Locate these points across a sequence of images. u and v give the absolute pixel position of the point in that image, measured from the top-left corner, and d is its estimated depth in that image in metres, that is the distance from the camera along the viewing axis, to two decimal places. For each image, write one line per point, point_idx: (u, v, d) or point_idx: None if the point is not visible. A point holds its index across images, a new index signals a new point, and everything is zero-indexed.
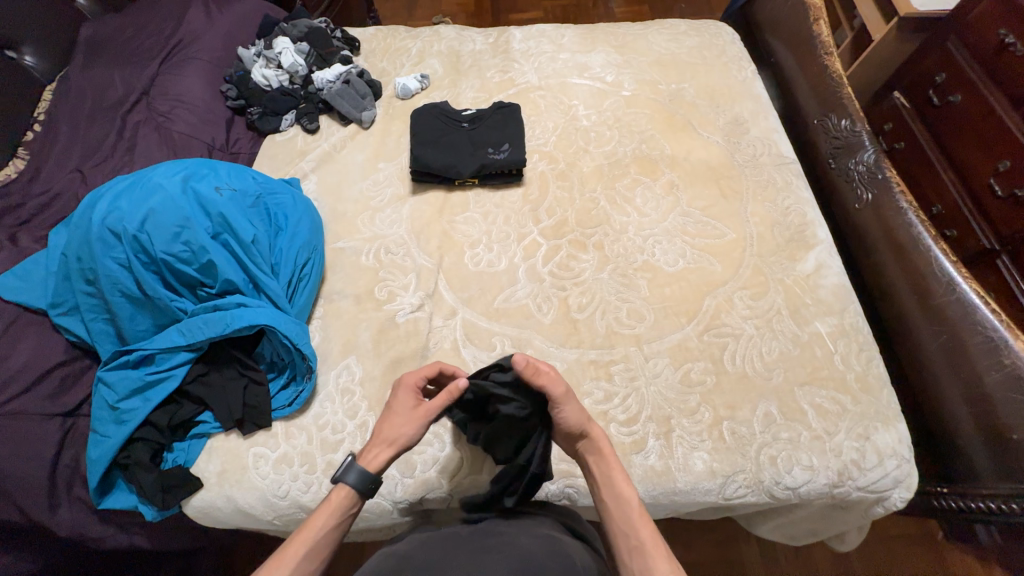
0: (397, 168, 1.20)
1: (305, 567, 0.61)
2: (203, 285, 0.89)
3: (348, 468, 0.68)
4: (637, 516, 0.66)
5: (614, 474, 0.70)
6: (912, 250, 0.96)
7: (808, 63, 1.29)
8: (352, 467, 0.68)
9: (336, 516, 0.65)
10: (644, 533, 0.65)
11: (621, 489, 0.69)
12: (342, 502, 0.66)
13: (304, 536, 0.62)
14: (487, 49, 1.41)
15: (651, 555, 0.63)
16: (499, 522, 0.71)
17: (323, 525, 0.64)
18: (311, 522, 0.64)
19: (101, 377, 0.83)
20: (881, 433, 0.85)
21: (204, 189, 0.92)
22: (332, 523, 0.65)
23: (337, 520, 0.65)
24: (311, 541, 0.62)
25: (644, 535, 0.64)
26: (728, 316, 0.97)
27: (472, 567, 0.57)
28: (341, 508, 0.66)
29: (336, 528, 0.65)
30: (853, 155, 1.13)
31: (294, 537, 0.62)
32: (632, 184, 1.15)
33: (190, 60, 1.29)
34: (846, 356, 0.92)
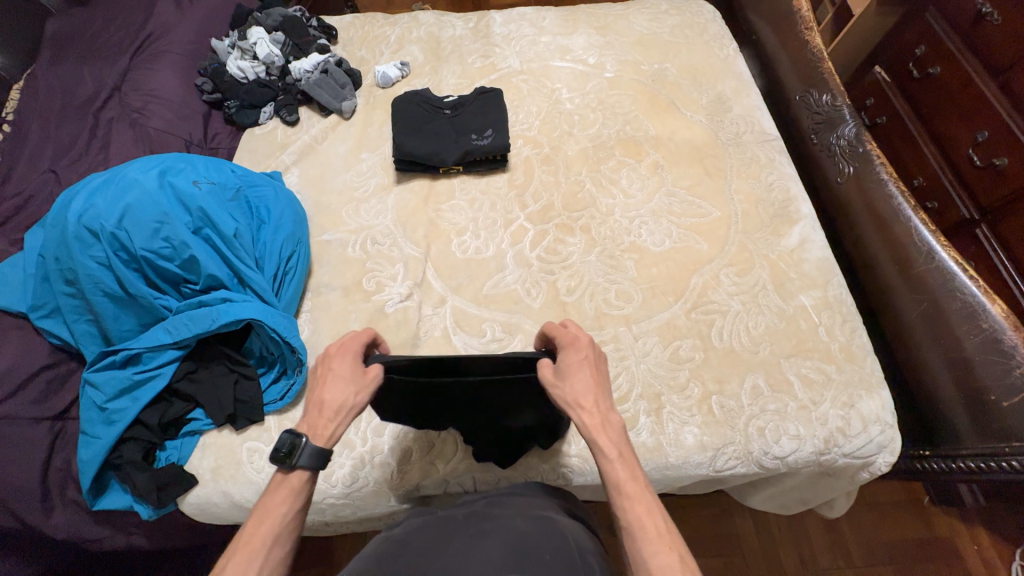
0: (380, 158, 1.18)
1: (276, 554, 0.58)
2: (187, 281, 0.88)
3: (300, 452, 0.61)
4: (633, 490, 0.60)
5: (604, 454, 0.62)
6: (892, 221, 0.98)
7: (789, 40, 1.29)
8: (306, 450, 0.61)
9: (298, 499, 0.62)
10: (636, 507, 0.58)
11: (609, 469, 0.61)
12: (301, 484, 0.62)
13: (271, 524, 0.59)
14: (468, 34, 1.39)
15: (639, 534, 0.57)
16: (492, 503, 0.71)
17: (288, 510, 0.60)
18: (273, 510, 0.60)
19: (87, 378, 0.82)
20: (865, 401, 0.87)
21: (181, 184, 0.90)
22: (296, 507, 0.61)
23: (300, 501, 0.62)
24: (278, 528, 0.59)
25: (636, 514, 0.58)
26: (715, 293, 0.98)
27: (461, 555, 0.57)
28: (303, 489, 0.62)
29: (301, 511, 0.62)
30: (834, 130, 1.14)
31: (256, 527, 0.58)
32: (617, 166, 1.15)
33: (162, 53, 1.25)
34: (830, 328, 0.94)
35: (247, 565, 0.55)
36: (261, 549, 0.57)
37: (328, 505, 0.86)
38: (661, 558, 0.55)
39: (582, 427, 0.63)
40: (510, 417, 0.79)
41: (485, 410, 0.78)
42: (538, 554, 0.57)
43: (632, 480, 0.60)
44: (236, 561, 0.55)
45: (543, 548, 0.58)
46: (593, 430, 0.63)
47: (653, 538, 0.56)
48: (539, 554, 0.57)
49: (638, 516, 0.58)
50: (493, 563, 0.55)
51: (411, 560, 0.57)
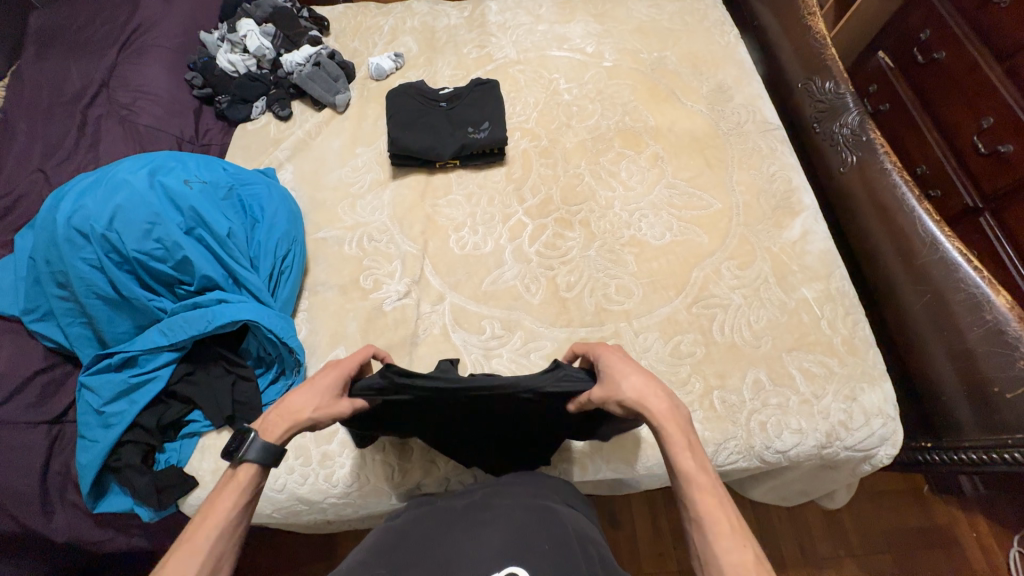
0: (375, 153, 1.16)
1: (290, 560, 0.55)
2: (181, 282, 0.86)
3: (248, 444, 0.60)
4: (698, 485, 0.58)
5: (673, 441, 0.61)
6: (896, 212, 0.97)
7: (791, 26, 1.26)
8: (255, 444, 0.60)
9: (245, 495, 0.58)
10: (704, 497, 0.57)
11: (680, 460, 0.60)
12: (248, 479, 0.59)
13: (216, 517, 0.55)
14: (463, 23, 1.36)
15: (711, 533, 0.54)
16: (493, 493, 0.69)
17: (232, 505, 0.57)
18: (218, 504, 0.57)
19: (82, 382, 0.82)
20: (867, 394, 0.87)
21: (172, 183, 0.89)
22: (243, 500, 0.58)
23: (246, 498, 0.58)
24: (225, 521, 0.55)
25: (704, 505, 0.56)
26: (716, 287, 0.97)
27: (459, 546, 0.56)
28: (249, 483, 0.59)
29: (247, 505, 0.58)
30: (837, 119, 1.12)
31: (201, 521, 0.54)
32: (617, 158, 1.13)
33: (150, 47, 1.22)
34: (832, 321, 0.93)
35: (189, 560, 0.52)
36: (205, 541, 0.53)
37: (330, 505, 0.86)
38: (732, 555, 0.52)
39: (651, 415, 0.62)
40: (508, 428, 0.76)
41: (505, 424, 0.75)
42: (537, 545, 0.56)
43: (702, 471, 0.59)
44: (177, 557, 0.52)
45: (542, 538, 0.57)
46: (663, 418, 0.62)
47: (724, 533, 0.54)
48: (538, 545, 0.56)
49: (709, 508, 0.56)
50: (490, 553, 0.54)
51: (408, 552, 0.56)
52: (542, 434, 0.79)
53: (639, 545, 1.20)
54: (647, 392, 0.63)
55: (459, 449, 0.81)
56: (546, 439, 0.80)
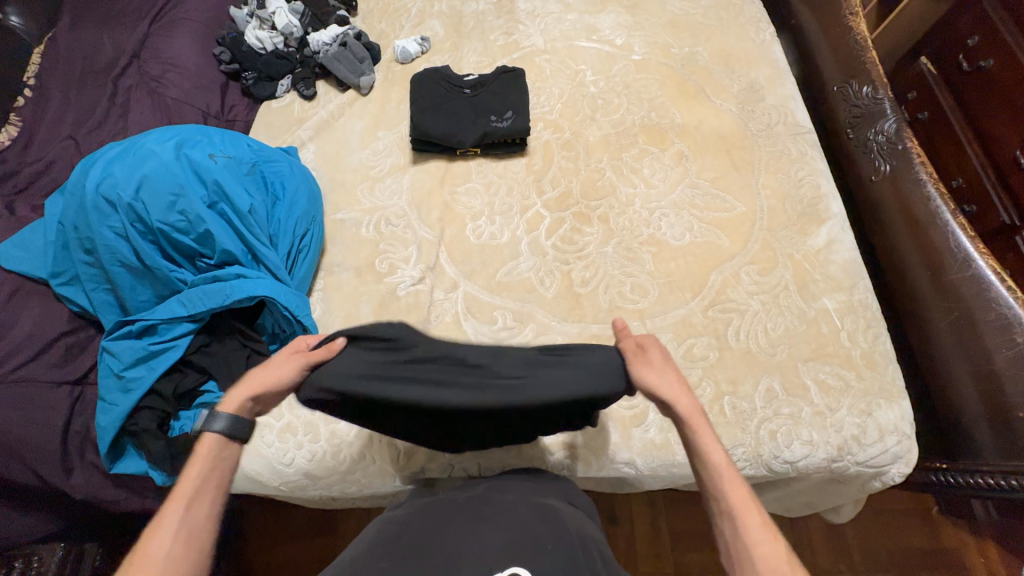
0: (396, 137, 1.16)
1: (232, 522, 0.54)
2: (202, 255, 0.86)
3: (211, 418, 0.59)
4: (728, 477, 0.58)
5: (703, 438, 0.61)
6: (928, 225, 0.94)
7: (832, 26, 1.22)
8: (218, 415, 0.59)
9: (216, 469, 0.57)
10: (736, 492, 0.57)
11: (708, 454, 0.60)
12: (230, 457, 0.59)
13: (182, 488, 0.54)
14: (491, 9, 1.34)
15: (743, 520, 0.55)
16: (494, 487, 0.70)
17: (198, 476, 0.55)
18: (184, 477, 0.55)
19: (106, 346, 0.85)
20: (884, 410, 0.85)
21: (197, 156, 0.87)
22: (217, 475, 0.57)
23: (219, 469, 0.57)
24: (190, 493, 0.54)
25: (734, 499, 0.56)
26: (734, 292, 0.95)
27: (460, 541, 0.57)
28: (217, 455, 0.58)
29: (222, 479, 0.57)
30: (873, 125, 1.08)
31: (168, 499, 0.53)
32: (640, 154, 1.11)
33: (180, 20, 1.23)
34: (852, 333, 0.91)
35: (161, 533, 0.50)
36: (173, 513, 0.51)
37: (335, 482, 0.88)
38: (764, 547, 0.53)
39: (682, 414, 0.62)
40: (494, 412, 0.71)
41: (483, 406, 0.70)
42: (539, 546, 0.56)
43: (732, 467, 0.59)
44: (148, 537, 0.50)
45: (545, 537, 0.57)
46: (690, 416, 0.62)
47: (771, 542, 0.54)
48: (540, 544, 0.56)
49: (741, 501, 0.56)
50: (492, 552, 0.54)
51: (410, 544, 0.57)
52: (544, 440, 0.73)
53: (637, 544, 1.20)
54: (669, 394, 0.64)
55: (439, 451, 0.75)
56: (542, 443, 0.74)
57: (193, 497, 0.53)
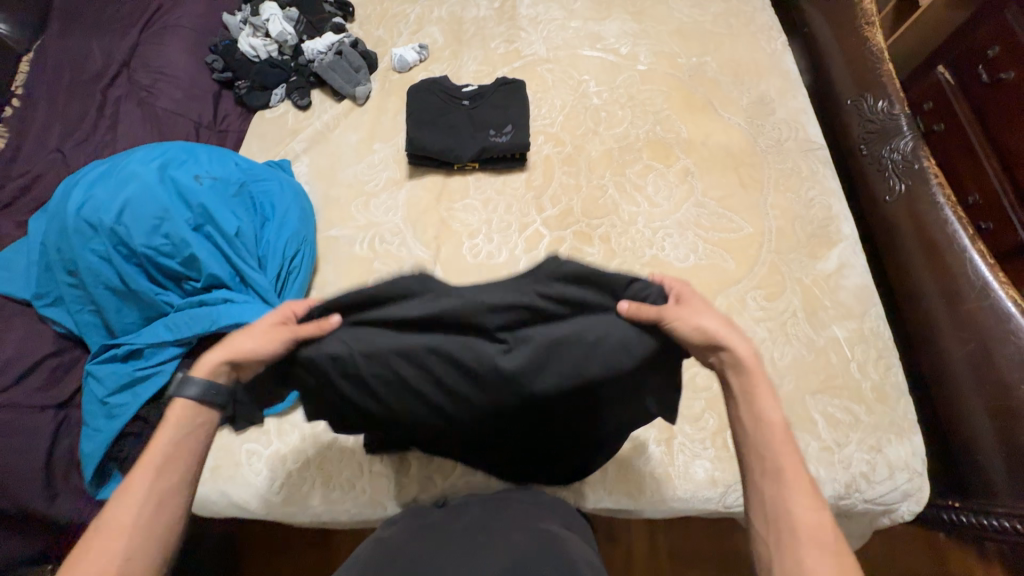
0: (393, 150, 1.12)
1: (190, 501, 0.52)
2: (188, 278, 0.83)
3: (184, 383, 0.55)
4: (781, 438, 0.53)
5: (760, 393, 0.55)
6: (945, 250, 0.90)
7: (846, 35, 1.17)
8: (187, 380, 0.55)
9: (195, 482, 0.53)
10: (786, 455, 0.52)
11: (764, 410, 0.54)
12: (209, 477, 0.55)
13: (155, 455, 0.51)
14: (492, 15, 1.30)
15: (790, 484, 0.51)
16: (491, 510, 0.68)
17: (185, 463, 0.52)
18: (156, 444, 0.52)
19: (90, 371, 0.82)
20: (893, 446, 0.82)
21: (182, 177, 0.85)
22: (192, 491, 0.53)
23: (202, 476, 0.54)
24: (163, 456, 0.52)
25: (785, 459, 0.52)
26: (739, 318, 0.92)
27: (455, 564, 0.56)
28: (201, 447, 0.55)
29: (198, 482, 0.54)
30: (888, 142, 1.04)
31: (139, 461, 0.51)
32: (643, 171, 1.08)
33: (171, 27, 1.20)
34: (862, 364, 0.87)
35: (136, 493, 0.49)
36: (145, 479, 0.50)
37: (325, 511, 0.85)
38: (806, 514, 0.49)
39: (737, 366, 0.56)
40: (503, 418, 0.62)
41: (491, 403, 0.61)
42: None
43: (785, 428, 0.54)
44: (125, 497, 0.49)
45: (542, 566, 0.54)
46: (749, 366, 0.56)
47: (806, 507, 0.50)
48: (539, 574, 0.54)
49: (793, 467, 0.51)
50: None
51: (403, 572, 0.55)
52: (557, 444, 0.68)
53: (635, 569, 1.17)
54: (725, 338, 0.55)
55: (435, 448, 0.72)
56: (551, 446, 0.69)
57: (165, 463, 0.51)
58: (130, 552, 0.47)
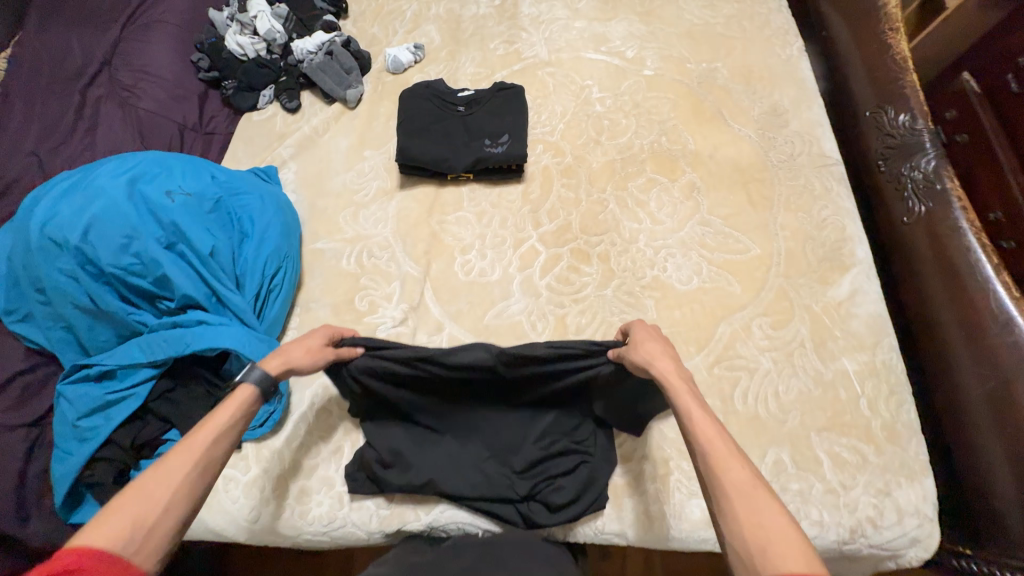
0: (384, 158, 1.07)
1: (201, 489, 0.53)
2: (162, 297, 0.79)
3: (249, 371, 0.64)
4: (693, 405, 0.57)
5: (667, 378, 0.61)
6: (967, 278, 0.85)
7: (867, 41, 1.09)
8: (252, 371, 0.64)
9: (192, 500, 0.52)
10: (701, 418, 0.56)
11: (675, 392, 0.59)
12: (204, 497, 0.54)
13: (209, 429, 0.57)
14: (492, 14, 1.23)
15: (708, 444, 0.53)
16: (485, 558, 0.63)
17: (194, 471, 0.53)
18: (214, 419, 0.58)
19: (61, 391, 0.79)
20: (903, 490, 0.77)
21: (153, 193, 0.80)
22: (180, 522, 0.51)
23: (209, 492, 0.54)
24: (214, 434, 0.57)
25: (695, 418, 0.56)
26: (743, 347, 0.87)
27: None
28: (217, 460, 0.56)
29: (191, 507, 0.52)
30: (908, 159, 0.98)
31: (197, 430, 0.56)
32: (647, 185, 1.02)
33: (156, 23, 1.15)
34: (873, 401, 0.82)
35: (185, 459, 0.53)
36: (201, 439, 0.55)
37: (304, 540, 0.81)
38: (731, 468, 0.51)
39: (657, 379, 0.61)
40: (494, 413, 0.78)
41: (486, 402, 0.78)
42: None
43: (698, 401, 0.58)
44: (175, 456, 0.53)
45: None
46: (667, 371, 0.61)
47: (722, 456, 0.52)
48: None
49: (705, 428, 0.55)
50: None
51: None
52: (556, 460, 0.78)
53: None
54: (646, 359, 0.63)
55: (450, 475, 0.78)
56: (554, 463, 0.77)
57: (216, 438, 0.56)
58: (168, 503, 0.50)
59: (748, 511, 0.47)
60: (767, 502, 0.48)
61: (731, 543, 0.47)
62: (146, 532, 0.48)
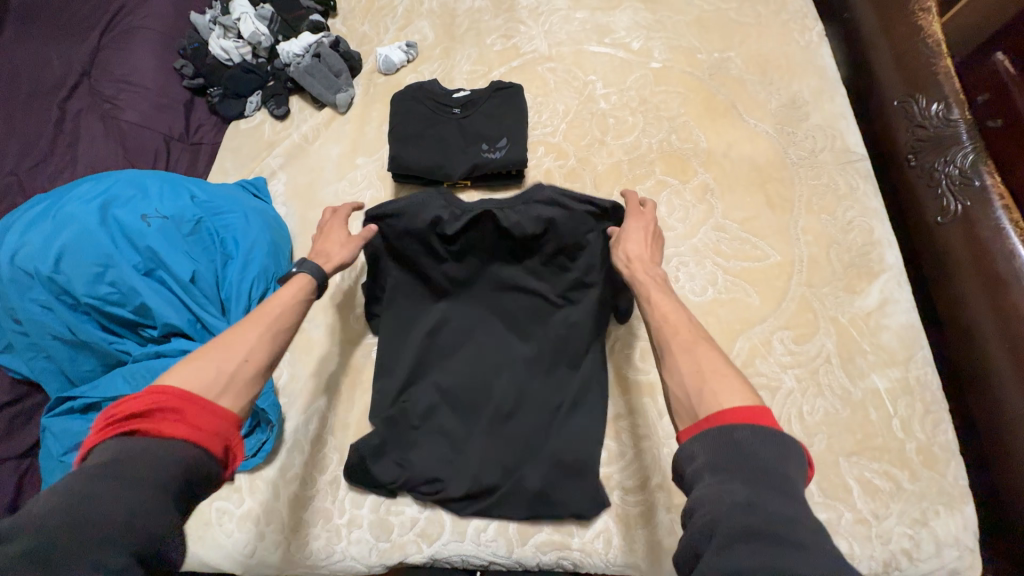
0: (377, 165, 1.02)
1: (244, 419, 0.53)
2: (145, 325, 0.76)
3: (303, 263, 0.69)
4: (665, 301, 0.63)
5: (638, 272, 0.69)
6: (1011, 285, 0.77)
7: (895, 23, 1.00)
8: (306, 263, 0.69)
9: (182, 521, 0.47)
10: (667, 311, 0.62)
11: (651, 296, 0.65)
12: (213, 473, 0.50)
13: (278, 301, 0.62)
14: (488, 6, 1.16)
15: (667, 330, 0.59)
16: None
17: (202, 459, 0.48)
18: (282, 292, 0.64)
19: (46, 425, 0.75)
20: (942, 519, 0.71)
21: (128, 218, 0.77)
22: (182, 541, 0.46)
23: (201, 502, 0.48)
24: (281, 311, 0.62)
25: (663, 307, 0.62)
26: (764, 363, 0.81)
27: None
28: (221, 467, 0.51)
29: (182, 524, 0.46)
30: (943, 153, 0.90)
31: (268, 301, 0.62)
32: (656, 187, 0.95)
33: (136, 31, 1.10)
34: (906, 422, 0.76)
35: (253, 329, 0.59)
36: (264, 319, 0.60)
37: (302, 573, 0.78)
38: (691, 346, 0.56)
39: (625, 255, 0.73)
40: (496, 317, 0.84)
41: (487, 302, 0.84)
42: None
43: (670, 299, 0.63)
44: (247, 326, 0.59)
45: None
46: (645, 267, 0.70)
47: (686, 341, 0.57)
48: None
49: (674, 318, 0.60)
50: None
51: None
52: (541, 412, 0.78)
53: None
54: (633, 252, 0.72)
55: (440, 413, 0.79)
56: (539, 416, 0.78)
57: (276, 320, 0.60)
58: (248, 355, 0.56)
59: (689, 362, 0.55)
60: (703, 354, 0.55)
61: (672, 389, 0.55)
62: (226, 381, 0.53)
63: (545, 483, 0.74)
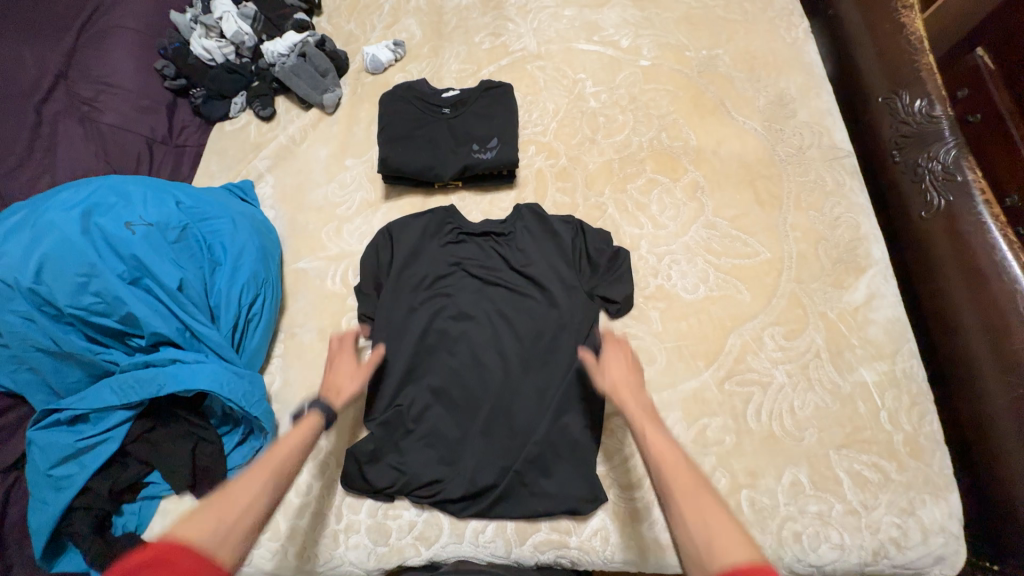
0: (366, 166, 1.01)
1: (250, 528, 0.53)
2: (133, 335, 0.75)
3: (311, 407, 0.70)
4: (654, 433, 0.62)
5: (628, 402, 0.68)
6: (992, 278, 0.79)
7: (879, 21, 1.02)
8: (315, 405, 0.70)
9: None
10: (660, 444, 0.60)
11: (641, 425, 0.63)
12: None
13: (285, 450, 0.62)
14: (476, 4, 1.15)
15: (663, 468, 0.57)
16: None
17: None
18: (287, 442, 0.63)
19: (31, 439, 0.73)
20: (928, 507, 0.72)
21: (112, 226, 0.75)
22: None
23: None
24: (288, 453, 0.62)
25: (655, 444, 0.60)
26: (755, 359, 0.82)
27: None
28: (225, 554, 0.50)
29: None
30: (925, 150, 0.91)
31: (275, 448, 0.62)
32: (647, 186, 0.96)
33: (114, 29, 1.07)
34: (893, 414, 0.77)
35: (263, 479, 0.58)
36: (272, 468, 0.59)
37: None
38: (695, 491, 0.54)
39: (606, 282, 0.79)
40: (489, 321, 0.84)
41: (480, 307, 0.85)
42: None
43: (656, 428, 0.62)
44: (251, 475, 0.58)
45: None
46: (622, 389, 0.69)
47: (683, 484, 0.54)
48: None
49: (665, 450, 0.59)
50: None
51: None
52: (537, 410, 0.78)
53: None
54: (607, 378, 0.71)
55: (435, 414, 0.79)
56: (535, 414, 0.78)
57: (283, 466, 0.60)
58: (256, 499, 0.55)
59: (692, 510, 0.52)
60: (704, 499, 0.53)
61: (683, 543, 0.51)
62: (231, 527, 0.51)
63: (539, 468, 0.75)
